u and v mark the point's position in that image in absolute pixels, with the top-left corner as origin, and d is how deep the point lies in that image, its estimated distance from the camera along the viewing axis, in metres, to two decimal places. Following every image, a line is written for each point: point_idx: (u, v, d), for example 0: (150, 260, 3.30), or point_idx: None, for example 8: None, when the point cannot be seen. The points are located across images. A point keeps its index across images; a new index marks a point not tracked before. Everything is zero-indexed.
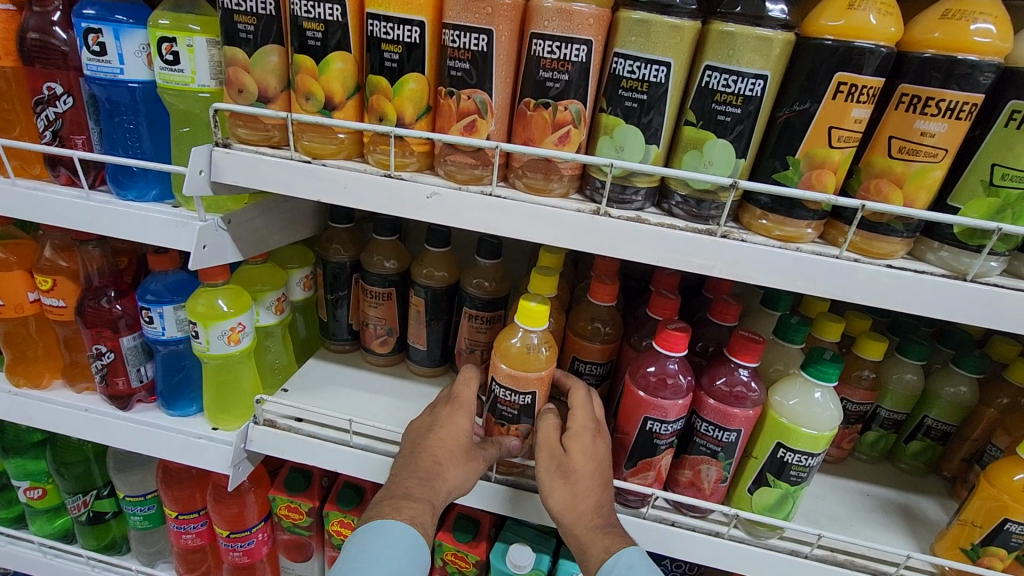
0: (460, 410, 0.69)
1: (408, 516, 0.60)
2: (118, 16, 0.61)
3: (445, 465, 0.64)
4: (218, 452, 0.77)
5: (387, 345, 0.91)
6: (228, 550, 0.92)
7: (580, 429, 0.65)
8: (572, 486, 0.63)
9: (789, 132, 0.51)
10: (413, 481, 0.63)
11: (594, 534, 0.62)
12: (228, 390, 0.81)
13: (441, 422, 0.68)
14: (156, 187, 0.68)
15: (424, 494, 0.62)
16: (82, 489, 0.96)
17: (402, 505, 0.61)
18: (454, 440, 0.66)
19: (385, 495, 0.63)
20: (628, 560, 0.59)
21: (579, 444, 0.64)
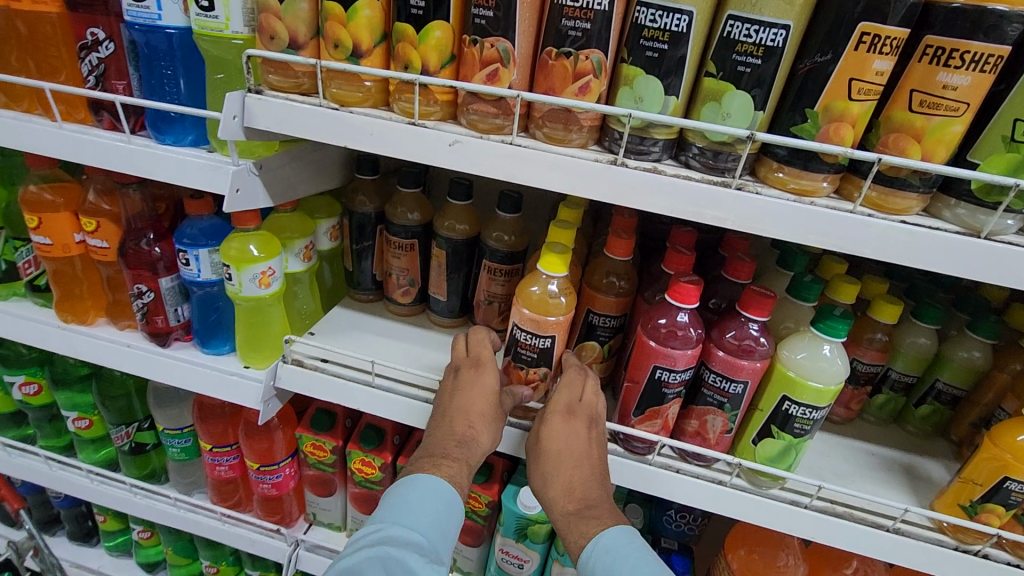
0: (483, 373, 0.73)
1: (447, 474, 0.68)
2: None
3: (477, 428, 0.70)
4: (250, 389, 0.83)
5: (409, 295, 0.94)
6: (259, 482, 0.98)
7: (557, 408, 0.70)
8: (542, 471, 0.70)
9: (810, 84, 0.51)
10: (451, 442, 0.70)
11: (565, 517, 0.69)
12: (259, 330, 0.85)
13: (462, 387, 0.72)
14: (192, 132, 0.72)
15: (461, 454, 0.69)
16: (125, 421, 1.03)
17: (441, 462, 0.68)
18: (477, 403, 0.71)
19: (425, 452, 0.71)
20: (606, 544, 0.64)
21: (558, 425, 0.69)
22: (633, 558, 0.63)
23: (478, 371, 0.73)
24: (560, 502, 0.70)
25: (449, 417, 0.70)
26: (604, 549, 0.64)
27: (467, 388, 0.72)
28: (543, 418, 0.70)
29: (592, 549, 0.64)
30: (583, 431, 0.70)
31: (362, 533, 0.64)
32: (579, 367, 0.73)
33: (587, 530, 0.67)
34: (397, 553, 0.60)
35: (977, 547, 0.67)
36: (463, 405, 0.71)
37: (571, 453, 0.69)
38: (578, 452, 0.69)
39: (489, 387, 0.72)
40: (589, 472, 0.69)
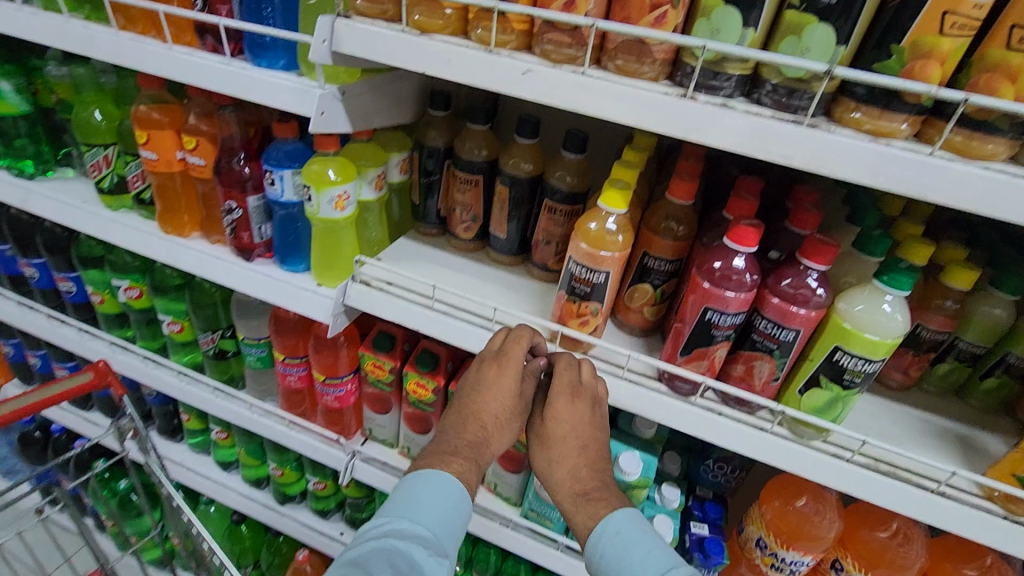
0: (505, 370, 0.74)
1: (456, 470, 0.70)
2: None
3: (490, 431, 0.74)
4: (321, 304, 0.90)
5: (471, 231, 0.98)
6: (324, 393, 1.08)
7: (560, 395, 0.73)
8: (547, 454, 0.74)
9: (899, 17, 0.49)
10: (462, 442, 0.73)
11: (571, 501, 0.72)
12: (331, 251, 0.92)
13: (483, 380, 0.74)
14: (284, 58, 0.78)
15: (471, 453, 0.72)
16: (211, 327, 1.15)
17: (450, 460, 0.71)
18: (493, 398, 0.74)
19: (433, 449, 0.73)
20: (615, 526, 0.67)
21: (561, 410, 0.73)
22: (638, 544, 0.64)
23: (504, 364, 0.74)
24: (565, 485, 0.73)
25: (464, 418, 0.74)
26: (615, 531, 0.66)
27: (488, 381, 0.74)
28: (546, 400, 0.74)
29: (604, 530, 0.66)
30: (584, 416, 0.73)
31: (372, 525, 0.65)
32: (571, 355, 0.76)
33: (594, 513, 0.70)
34: (401, 547, 0.61)
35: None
36: (477, 404, 0.74)
37: (574, 432, 0.74)
38: (583, 435, 0.73)
39: (510, 385, 0.74)
40: (592, 456, 0.73)
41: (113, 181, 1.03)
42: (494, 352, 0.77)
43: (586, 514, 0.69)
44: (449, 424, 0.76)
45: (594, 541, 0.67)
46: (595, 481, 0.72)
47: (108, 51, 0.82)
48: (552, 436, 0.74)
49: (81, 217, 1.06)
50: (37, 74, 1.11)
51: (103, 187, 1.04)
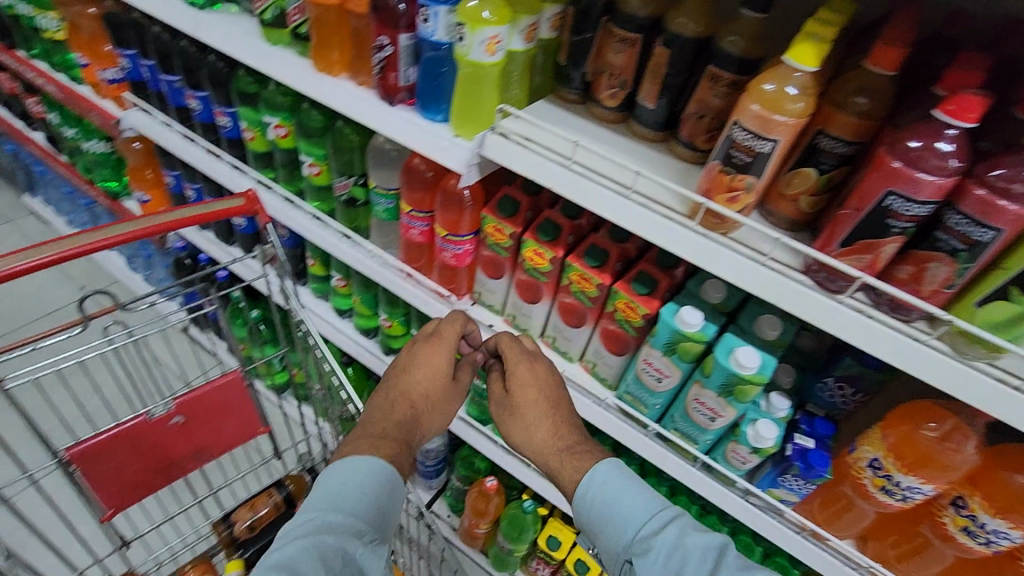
0: (435, 348, 0.97)
1: (385, 451, 0.84)
2: None
3: (420, 405, 0.94)
4: (457, 153, 0.91)
5: (616, 99, 0.92)
6: (444, 249, 1.12)
7: (513, 359, 0.99)
8: (519, 419, 0.96)
9: None
10: (392, 424, 0.90)
11: (558, 457, 0.91)
12: (471, 104, 0.89)
13: (417, 359, 0.96)
14: None
15: (399, 435, 0.89)
16: (346, 173, 1.21)
17: (382, 442, 0.86)
18: (424, 374, 0.95)
19: (362, 436, 0.87)
20: (602, 477, 0.84)
21: (519, 371, 0.98)
22: (623, 491, 0.82)
23: (436, 346, 0.98)
24: (547, 441, 0.93)
25: (399, 395, 0.94)
26: (603, 482, 0.83)
27: (420, 360, 0.96)
28: (510, 376, 0.98)
29: (592, 480, 0.84)
30: (527, 377, 0.97)
31: (298, 521, 0.75)
32: (507, 334, 1.02)
33: (579, 464, 0.89)
34: (338, 543, 0.73)
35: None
36: (406, 386, 0.95)
37: (541, 391, 0.97)
38: (548, 394, 0.96)
39: (445, 359, 0.97)
40: (559, 415, 0.95)
41: (274, 14, 1.07)
42: (427, 336, 1.00)
43: (573, 466, 0.89)
44: (381, 409, 0.92)
45: (584, 491, 0.85)
46: (575, 434, 0.93)
47: None
48: (528, 395, 0.96)
49: (243, 48, 1.12)
50: None
51: (265, 19, 1.08)
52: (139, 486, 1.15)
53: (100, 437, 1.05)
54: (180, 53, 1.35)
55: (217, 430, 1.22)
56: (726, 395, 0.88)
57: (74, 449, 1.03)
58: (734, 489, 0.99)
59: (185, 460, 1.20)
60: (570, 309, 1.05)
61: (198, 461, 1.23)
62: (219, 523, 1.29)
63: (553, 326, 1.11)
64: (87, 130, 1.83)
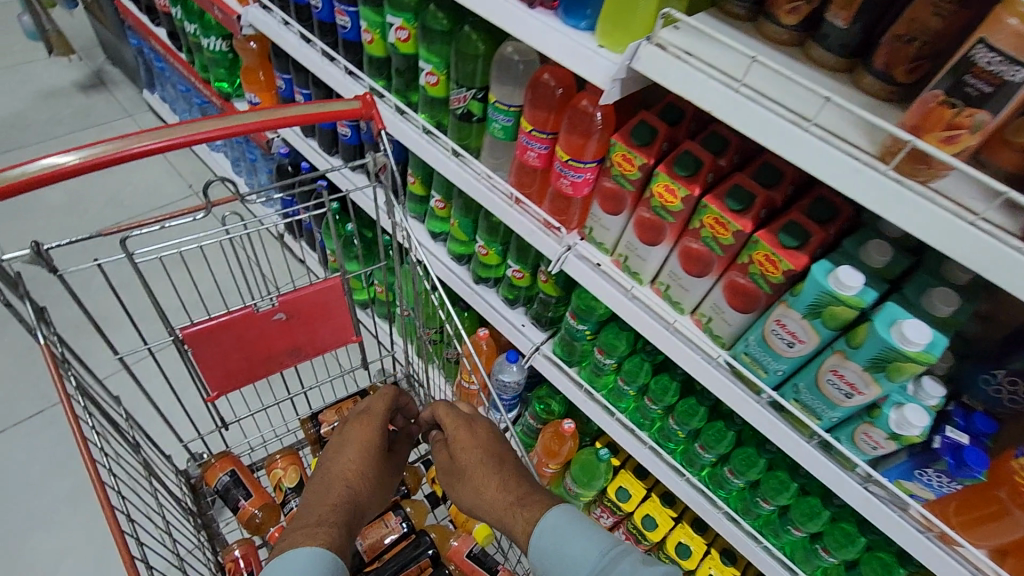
0: (363, 419, 1.03)
1: (321, 539, 0.83)
2: None
3: (356, 481, 0.96)
4: (599, 66, 0.82)
5: (797, 16, 0.78)
6: (561, 176, 1.04)
7: (446, 419, 1.03)
8: (464, 480, 0.97)
9: None
10: (329, 507, 0.90)
11: (508, 512, 0.90)
12: (623, 13, 0.79)
13: (349, 439, 1.00)
14: None
15: (337, 517, 0.89)
16: (467, 84, 1.14)
17: (318, 529, 0.85)
18: (355, 445, 0.99)
19: (301, 523, 0.86)
20: (554, 521, 0.84)
21: (454, 427, 1.02)
22: (572, 529, 0.82)
23: (366, 422, 1.02)
24: (493, 497, 0.93)
25: (333, 476, 0.95)
26: (553, 525, 0.83)
27: (351, 434, 1.01)
28: (450, 451, 1.01)
29: (546, 524, 0.83)
30: (461, 437, 1.01)
31: None
32: (443, 403, 1.07)
33: (531, 516, 0.88)
34: None
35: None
36: (339, 467, 0.97)
37: (483, 451, 0.99)
38: (489, 450, 0.99)
39: (376, 434, 1.01)
40: (504, 471, 0.95)
41: None
42: (359, 415, 1.04)
43: (524, 518, 0.88)
44: (318, 492, 0.93)
45: (535, 538, 0.84)
46: (523, 487, 0.93)
47: None
48: (467, 459, 0.98)
49: None
50: None
51: None
52: (241, 372, 1.19)
53: (212, 321, 1.09)
54: None
55: (313, 331, 1.23)
56: (875, 372, 0.77)
57: (188, 330, 1.08)
58: (853, 474, 0.90)
59: (283, 356, 1.23)
60: (693, 255, 0.96)
61: (294, 359, 1.25)
62: (308, 421, 1.33)
63: (670, 272, 1.02)
64: (207, 26, 1.84)
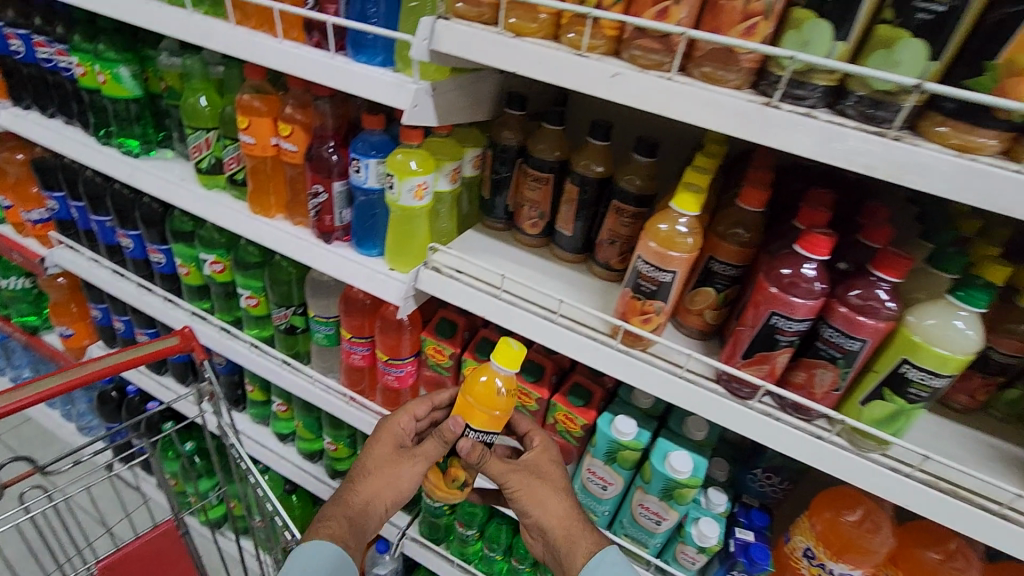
0: (401, 425, 0.87)
1: (326, 534, 0.79)
2: None
3: (371, 495, 0.81)
4: (394, 287, 0.96)
5: (537, 227, 1.01)
6: (385, 373, 1.13)
7: (518, 413, 0.94)
8: (542, 483, 0.84)
9: (995, 34, 0.49)
10: (349, 504, 0.81)
11: None
12: (405, 237, 0.97)
13: (371, 467, 0.83)
14: (382, 54, 0.82)
15: (348, 514, 0.81)
16: (285, 303, 1.22)
17: (325, 525, 0.80)
18: (392, 449, 0.85)
19: (335, 501, 0.83)
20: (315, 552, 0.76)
21: (535, 432, 0.91)
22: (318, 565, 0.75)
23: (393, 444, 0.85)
24: (554, 520, 0.82)
25: (351, 486, 0.83)
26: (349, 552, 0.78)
27: (383, 433, 0.86)
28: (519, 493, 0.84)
29: (602, 558, 0.78)
30: (535, 439, 0.90)
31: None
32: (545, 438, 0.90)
33: None
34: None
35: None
36: (360, 484, 0.82)
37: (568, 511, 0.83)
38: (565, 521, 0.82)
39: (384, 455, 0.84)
40: None
41: (210, 162, 1.11)
42: (398, 449, 0.85)
43: None
44: (340, 490, 0.84)
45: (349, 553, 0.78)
46: None
47: (225, 42, 0.88)
48: (547, 474, 0.85)
49: (180, 194, 1.14)
50: (150, 63, 1.20)
51: (201, 168, 1.12)
52: None
53: None
54: (111, 195, 1.34)
55: None
56: (668, 499, 0.92)
57: None
58: None
59: None
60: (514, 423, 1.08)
61: None
62: None
63: None
64: (5, 268, 1.77)
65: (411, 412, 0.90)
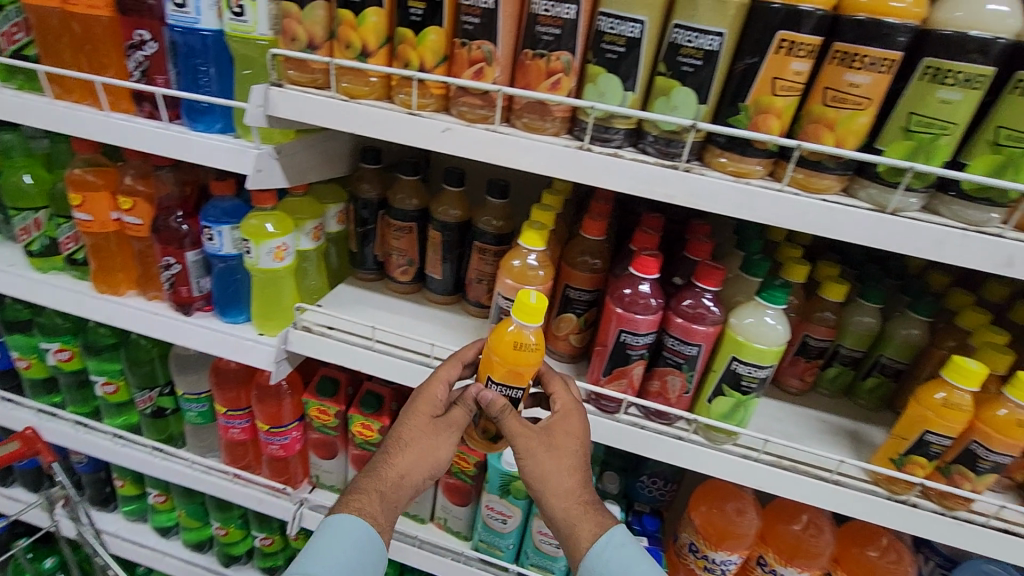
0: (435, 392, 0.74)
1: (356, 508, 0.70)
2: (203, 29, 0.75)
3: (399, 467, 0.71)
4: (263, 352, 0.93)
5: (408, 274, 1.03)
6: (268, 443, 1.07)
7: (550, 372, 0.76)
8: (552, 459, 0.70)
9: (742, 81, 0.59)
10: (373, 478, 0.72)
11: None
12: (272, 300, 0.95)
13: (403, 435, 0.72)
14: (221, 121, 0.81)
15: (374, 487, 0.71)
16: (148, 385, 1.13)
17: (356, 498, 0.71)
18: (427, 419, 0.73)
19: (363, 474, 0.73)
20: (342, 534, 0.68)
21: (560, 395, 0.75)
22: (348, 551, 0.67)
23: (426, 410, 0.73)
24: (562, 500, 0.71)
25: (382, 454, 0.73)
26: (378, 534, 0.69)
27: (418, 399, 0.74)
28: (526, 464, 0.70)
29: (609, 539, 0.70)
30: (556, 403, 0.74)
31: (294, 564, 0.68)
32: (571, 401, 0.74)
33: None
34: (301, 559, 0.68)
35: (957, 512, 0.74)
36: (392, 453, 0.72)
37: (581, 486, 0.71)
38: (569, 494, 0.70)
39: (419, 425, 0.73)
40: None
41: (43, 244, 1.02)
42: (429, 415, 0.73)
43: None
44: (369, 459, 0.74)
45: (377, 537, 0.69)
46: None
47: (42, 118, 0.83)
48: (561, 446, 0.71)
49: (8, 281, 1.03)
50: None
51: (32, 251, 1.03)
52: None
53: None
54: None
55: None
56: None
57: None
58: None
59: None
60: None
61: None
62: None
63: None
64: None
65: (442, 376, 0.75)
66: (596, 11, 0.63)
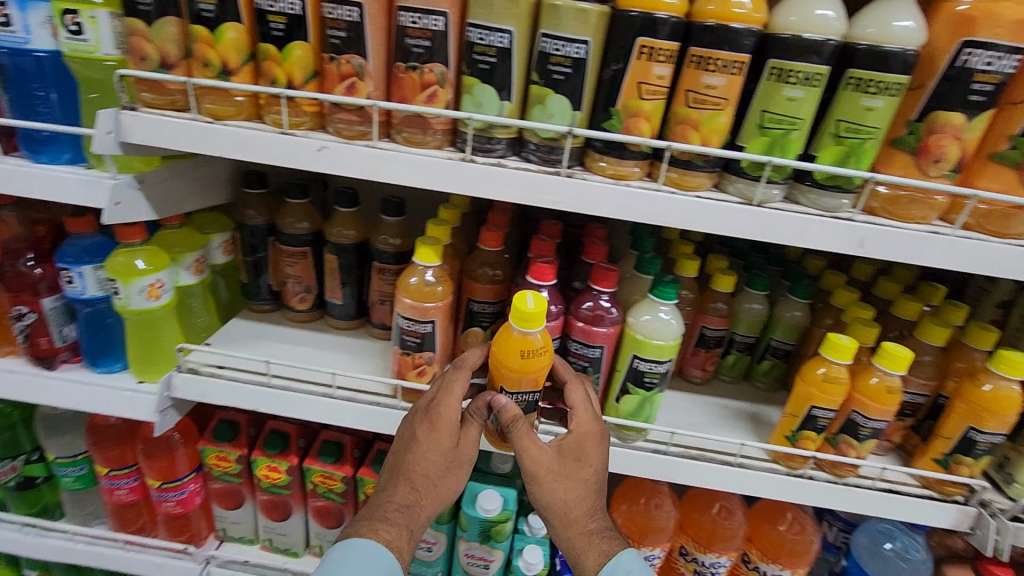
0: (450, 410, 0.69)
1: (383, 539, 0.67)
2: (35, 50, 0.68)
3: (421, 494, 0.69)
4: (144, 402, 0.83)
5: (306, 301, 0.97)
6: (162, 500, 0.96)
7: (571, 381, 0.72)
8: (569, 483, 0.68)
9: (612, 87, 0.61)
10: (395, 505, 0.69)
11: None
12: (152, 343, 0.86)
13: (424, 459, 0.68)
14: (69, 151, 0.73)
15: (402, 519, 0.68)
16: (9, 454, 0.99)
17: (380, 527, 0.67)
18: (450, 440, 0.68)
19: (381, 502, 0.70)
20: (361, 555, 0.65)
21: (579, 409, 0.70)
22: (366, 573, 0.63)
23: (449, 431, 0.69)
24: (577, 524, 0.69)
25: (400, 476, 0.69)
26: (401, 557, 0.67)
27: (436, 416, 0.69)
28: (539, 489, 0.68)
29: (615, 567, 0.66)
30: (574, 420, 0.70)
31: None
32: (591, 415, 0.70)
33: None
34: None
35: (848, 479, 0.79)
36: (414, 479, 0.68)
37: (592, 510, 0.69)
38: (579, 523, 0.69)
39: (444, 446, 0.68)
40: None
41: None
42: (452, 434, 0.69)
43: None
44: (385, 481, 0.71)
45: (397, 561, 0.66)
46: None
47: None
48: (578, 468, 0.69)
49: None
50: None
51: None
52: None
53: None
54: None
55: None
56: (489, 540, 0.93)
57: None
58: None
59: None
60: (327, 510, 1.01)
61: None
62: None
63: (314, 533, 1.05)
64: None
65: (456, 392, 0.70)
66: (465, 23, 0.63)
